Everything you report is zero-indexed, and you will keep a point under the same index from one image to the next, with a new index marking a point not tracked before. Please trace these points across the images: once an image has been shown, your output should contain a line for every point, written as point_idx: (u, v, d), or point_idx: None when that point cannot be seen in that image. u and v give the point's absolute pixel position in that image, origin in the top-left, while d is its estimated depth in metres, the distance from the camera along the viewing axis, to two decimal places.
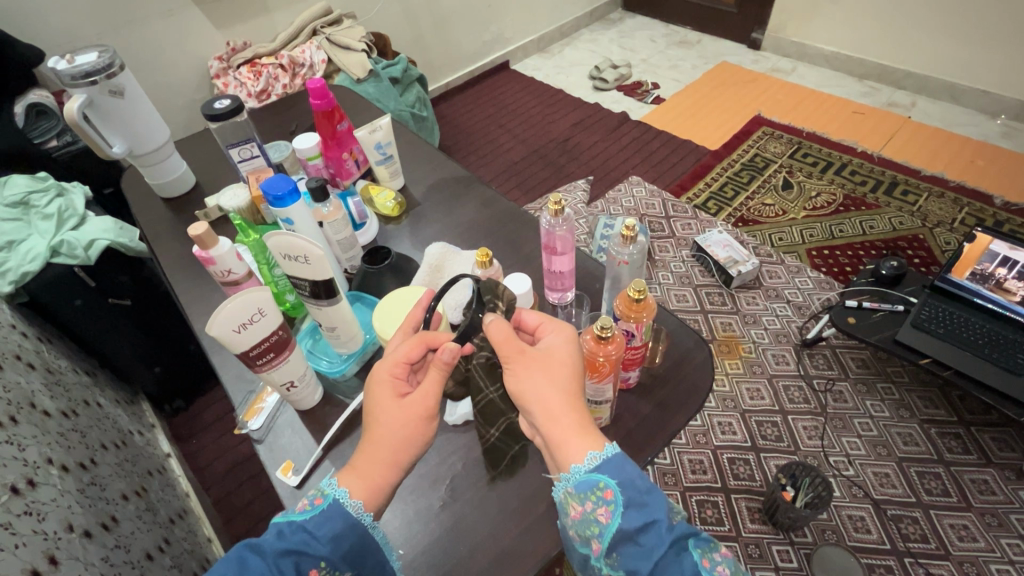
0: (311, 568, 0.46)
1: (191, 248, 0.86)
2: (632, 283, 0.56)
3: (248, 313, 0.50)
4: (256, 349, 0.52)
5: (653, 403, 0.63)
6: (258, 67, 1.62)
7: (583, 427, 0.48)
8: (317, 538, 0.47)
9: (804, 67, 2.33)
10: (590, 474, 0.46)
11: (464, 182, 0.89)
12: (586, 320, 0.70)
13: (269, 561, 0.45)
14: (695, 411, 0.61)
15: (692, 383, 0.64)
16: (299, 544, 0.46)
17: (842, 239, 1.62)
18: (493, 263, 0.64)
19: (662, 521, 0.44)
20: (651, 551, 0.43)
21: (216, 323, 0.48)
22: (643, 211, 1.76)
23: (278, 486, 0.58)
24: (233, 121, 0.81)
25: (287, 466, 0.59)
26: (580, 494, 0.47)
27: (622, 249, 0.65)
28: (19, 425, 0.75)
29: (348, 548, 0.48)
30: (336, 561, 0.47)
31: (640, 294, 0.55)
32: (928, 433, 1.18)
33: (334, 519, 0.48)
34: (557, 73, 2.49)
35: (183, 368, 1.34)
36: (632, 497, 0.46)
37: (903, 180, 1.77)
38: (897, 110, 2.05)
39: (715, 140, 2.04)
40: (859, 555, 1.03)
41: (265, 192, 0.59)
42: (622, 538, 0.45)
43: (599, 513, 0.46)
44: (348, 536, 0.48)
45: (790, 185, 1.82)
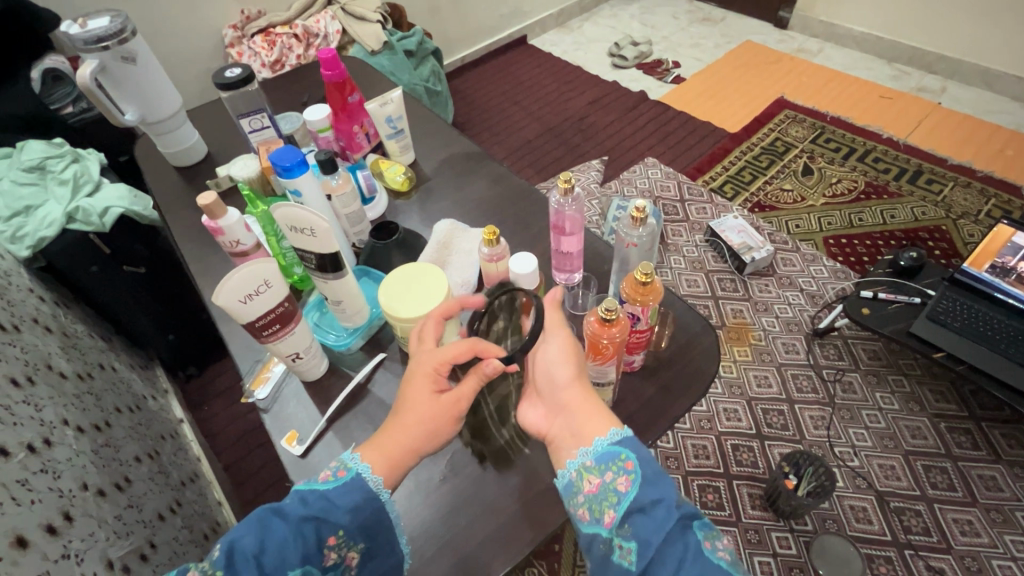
0: (329, 535, 0.47)
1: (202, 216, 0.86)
2: (640, 265, 0.54)
3: (254, 284, 0.50)
4: (262, 320, 0.52)
5: (656, 386, 0.62)
6: (273, 37, 1.61)
7: (605, 409, 0.53)
8: (338, 506, 0.49)
9: (832, 49, 2.25)
10: (612, 448, 0.49)
11: (475, 158, 0.87)
12: (593, 302, 0.67)
13: (289, 521, 0.46)
14: (698, 396, 0.60)
15: (697, 368, 0.63)
16: (321, 511, 0.48)
17: (861, 227, 1.59)
18: (500, 242, 0.61)
19: (672, 495, 0.46)
20: (663, 520, 0.44)
21: (223, 293, 0.48)
22: (658, 193, 1.73)
23: (282, 454, 0.59)
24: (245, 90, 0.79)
25: (292, 436, 0.59)
26: (600, 466, 0.49)
27: (632, 231, 0.64)
28: (35, 386, 0.77)
29: (365, 520, 0.49)
30: (352, 531, 0.48)
31: (647, 277, 0.53)
32: (937, 428, 1.17)
33: (355, 490, 0.50)
34: (576, 50, 2.44)
35: (196, 336, 1.36)
36: (649, 472, 0.48)
37: (929, 169, 1.72)
38: (926, 96, 1.98)
39: (735, 122, 1.99)
40: (859, 545, 1.03)
41: (273, 163, 0.58)
42: (635, 508, 0.46)
43: (618, 483, 0.48)
44: (366, 508, 0.50)
45: (810, 171, 1.77)
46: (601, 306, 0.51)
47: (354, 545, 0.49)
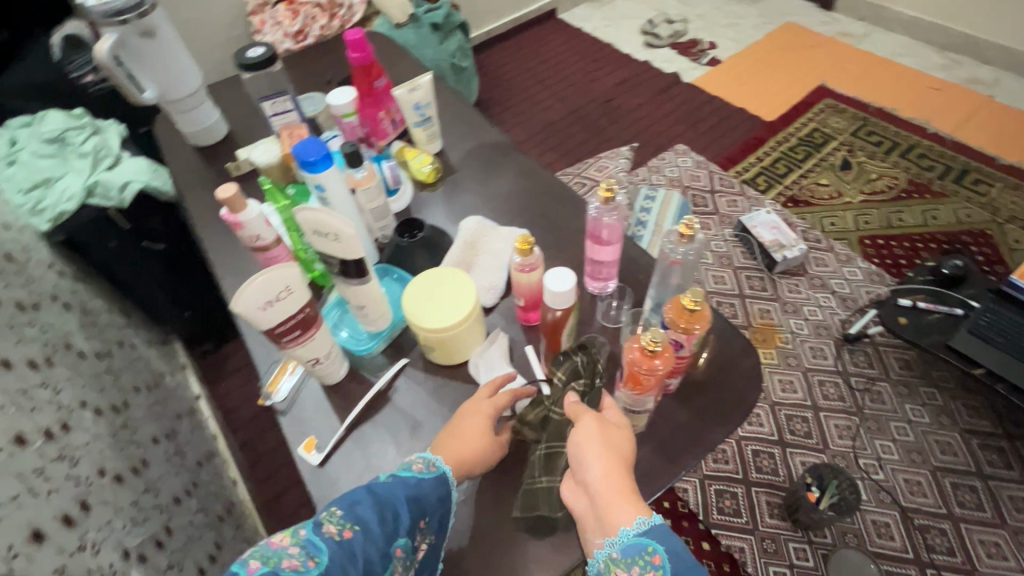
0: (421, 516, 0.48)
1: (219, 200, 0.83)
2: (688, 288, 0.49)
3: (275, 290, 0.48)
4: (282, 326, 0.50)
5: (691, 411, 0.58)
6: (295, 5, 1.56)
7: (634, 492, 0.47)
8: (428, 497, 0.49)
9: (879, 34, 2.12)
10: (638, 540, 0.45)
11: (504, 150, 0.82)
12: (627, 316, 0.64)
13: (395, 496, 0.47)
14: (735, 424, 0.57)
15: (734, 393, 0.59)
16: (418, 491, 0.49)
17: (900, 228, 1.52)
18: (535, 252, 0.54)
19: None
20: None
21: (241, 300, 0.46)
22: (687, 182, 1.66)
23: (299, 462, 0.57)
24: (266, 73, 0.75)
25: (310, 443, 0.58)
26: (625, 559, 0.44)
27: (677, 246, 0.57)
28: (53, 367, 0.76)
29: (442, 514, 0.51)
30: (434, 516, 0.49)
31: (695, 304, 0.48)
32: (968, 444, 1.13)
33: (441, 486, 0.50)
34: (606, 25, 2.33)
35: (213, 312, 1.36)
36: (680, 567, 0.43)
37: (976, 168, 1.63)
38: (978, 88, 1.86)
39: (771, 110, 1.89)
40: (879, 561, 1.00)
41: (296, 156, 0.55)
42: None
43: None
44: (443, 505, 0.51)
45: (849, 165, 1.69)
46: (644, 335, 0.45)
47: (428, 534, 0.50)
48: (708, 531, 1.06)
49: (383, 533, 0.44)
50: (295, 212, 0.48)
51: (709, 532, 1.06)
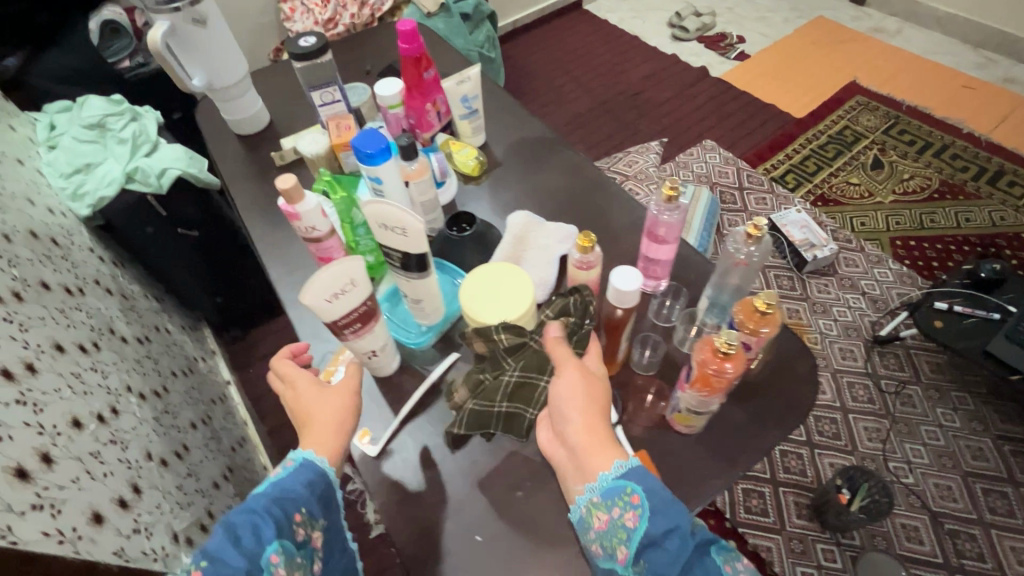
0: (295, 512, 0.49)
1: (259, 188, 0.83)
2: (758, 291, 0.46)
3: (339, 283, 0.48)
4: (345, 319, 0.51)
5: (746, 413, 0.57)
6: None
7: (611, 439, 0.50)
8: (294, 486, 0.50)
9: (913, 30, 2.07)
10: (616, 481, 0.47)
11: (547, 144, 0.82)
12: (680, 316, 0.63)
13: (256, 508, 0.47)
14: (791, 427, 0.56)
15: (793, 396, 0.58)
16: (280, 491, 0.49)
17: (932, 230, 1.49)
18: (595, 249, 0.54)
19: (684, 523, 0.44)
20: (676, 555, 0.42)
21: (310, 295, 0.46)
22: (715, 179, 1.65)
23: (355, 452, 0.60)
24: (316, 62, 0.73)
25: (365, 434, 0.61)
26: (607, 502, 0.47)
27: (744, 247, 0.57)
28: (100, 351, 0.77)
29: (321, 493, 0.52)
30: (313, 506, 0.51)
31: (769, 307, 0.45)
32: (1000, 451, 1.11)
33: (306, 472, 0.52)
34: (633, 17, 2.30)
35: (241, 300, 1.37)
36: (658, 504, 0.45)
37: (1011, 170, 1.60)
38: (1015, 88, 1.82)
39: (801, 106, 1.86)
40: (908, 564, 1.00)
41: (356, 149, 0.56)
42: (647, 543, 0.44)
43: (627, 518, 0.45)
44: (318, 484, 0.52)
45: (881, 164, 1.67)
46: (720, 334, 0.42)
47: (315, 523, 0.51)
48: (735, 531, 1.06)
49: (245, 554, 0.44)
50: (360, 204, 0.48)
51: (737, 531, 1.06)
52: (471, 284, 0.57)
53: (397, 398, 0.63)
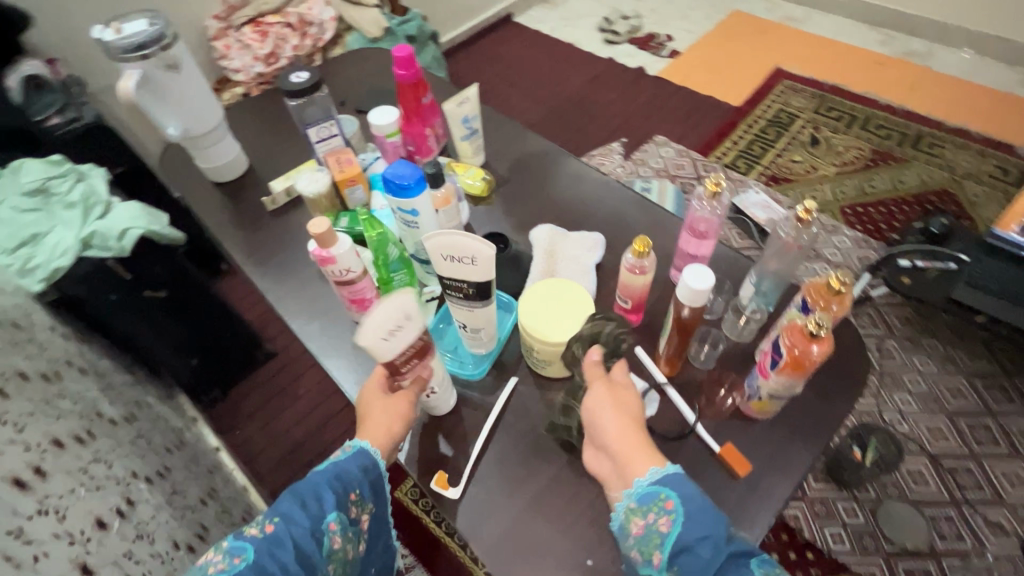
0: (351, 489, 0.52)
1: (252, 235, 0.78)
2: (833, 269, 0.48)
3: (394, 320, 0.45)
4: (401, 357, 0.49)
5: (813, 389, 0.59)
6: (264, 27, 1.51)
7: (648, 445, 0.49)
8: (350, 472, 0.52)
9: (819, 16, 2.26)
10: (651, 488, 0.46)
11: (548, 157, 0.82)
12: (723, 306, 0.66)
13: (321, 480, 0.50)
14: (857, 396, 0.58)
15: (849, 368, 0.61)
16: (340, 468, 0.52)
17: (874, 195, 1.62)
18: (648, 254, 0.54)
19: (720, 532, 0.43)
20: (709, 561, 0.41)
21: (370, 332, 0.44)
22: (674, 171, 1.71)
23: (435, 498, 0.56)
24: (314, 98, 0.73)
25: (441, 479, 0.57)
26: (642, 507, 0.46)
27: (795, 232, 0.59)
28: (96, 439, 0.69)
29: (372, 481, 0.54)
30: (368, 488, 0.53)
31: (843, 285, 0.47)
32: (974, 387, 1.21)
33: (358, 458, 0.53)
34: (564, 25, 2.36)
35: (217, 358, 1.27)
36: (694, 510, 0.44)
37: (928, 133, 1.76)
38: (915, 60, 2.01)
39: (736, 94, 1.98)
40: (921, 507, 1.06)
41: (389, 182, 0.55)
42: (681, 549, 0.43)
43: (661, 523, 0.45)
44: (372, 472, 0.54)
45: (817, 141, 1.79)
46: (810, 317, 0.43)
47: (366, 505, 0.54)
48: None
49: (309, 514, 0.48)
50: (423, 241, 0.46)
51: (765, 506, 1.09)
52: (532, 305, 0.58)
53: (460, 433, 0.60)
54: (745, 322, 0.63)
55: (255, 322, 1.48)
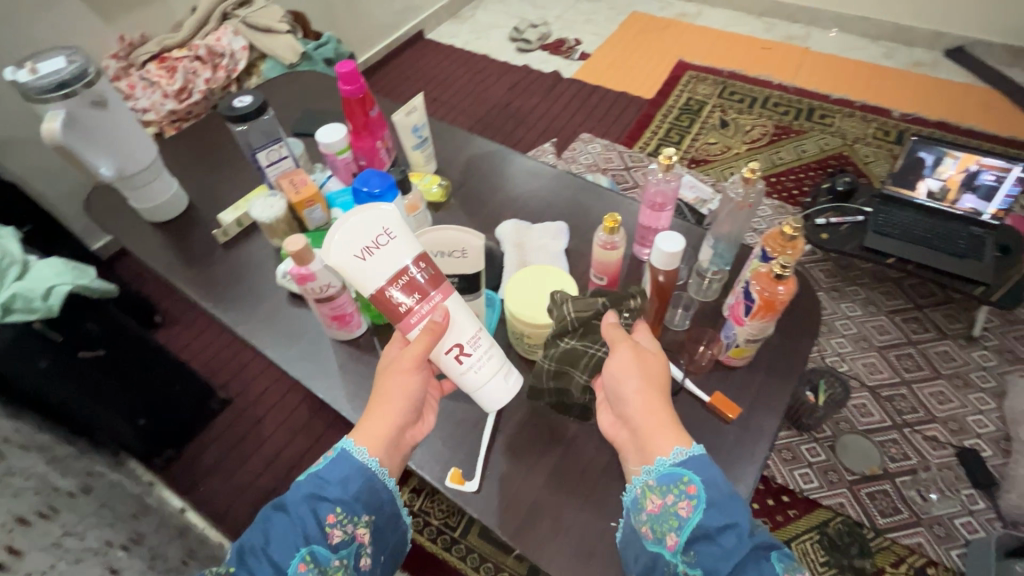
0: (327, 513, 0.50)
1: (226, 277, 0.79)
2: (784, 219, 0.55)
3: (374, 235, 0.52)
4: (389, 287, 0.52)
5: (779, 333, 0.67)
6: (169, 62, 1.44)
7: (676, 424, 0.51)
8: (330, 482, 0.51)
9: (708, 11, 2.44)
10: (672, 471, 0.49)
11: (502, 162, 0.87)
12: (687, 272, 0.74)
13: (292, 510, 0.49)
14: (815, 333, 0.67)
15: (805, 309, 0.69)
16: (318, 482, 0.51)
17: (783, 165, 1.78)
18: (616, 230, 0.61)
19: (743, 523, 0.45)
20: (732, 550, 0.44)
21: (336, 244, 0.51)
22: (603, 165, 1.79)
23: (454, 494, 0.62)
24: (260, 122, 0.73)
25: (457, 475, 0.62)
26: (662, 487, 0.49)
27: (747, 190, 0.67)
28: (60, 512, 0.63)
29: (357, 492, 0.51)
30: (349, 504, 0.51)
31: (796, 229, 0.54)
32: (895, 322, 1.35)
33: (342, 465, 0.52)
34: (476, 38, 2.41)
35: (169, 414, 1.19)
36: (715, 499, 0.47)
37: (818, 106, 1.96)
38: (796, 43, 2.23)
39: (648, 88, 2.11)
40: (871, 434, 1.18)
41: (363, 191, 0.59)
42: (701, 535, 0.46)
43: (680, 507, 0.48)
44: (356, 479, 0.52)
45: (726, 123, 1.94)
46: (774, 261, 0.50)
47: (358, 519, 0.51)
48: None
49: (277, 550, 0.48)
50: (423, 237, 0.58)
51: None
52: (521, 288, 0.63)
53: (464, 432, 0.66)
54: (709, 283, 0.70)
55: (203, 370, 1.39)
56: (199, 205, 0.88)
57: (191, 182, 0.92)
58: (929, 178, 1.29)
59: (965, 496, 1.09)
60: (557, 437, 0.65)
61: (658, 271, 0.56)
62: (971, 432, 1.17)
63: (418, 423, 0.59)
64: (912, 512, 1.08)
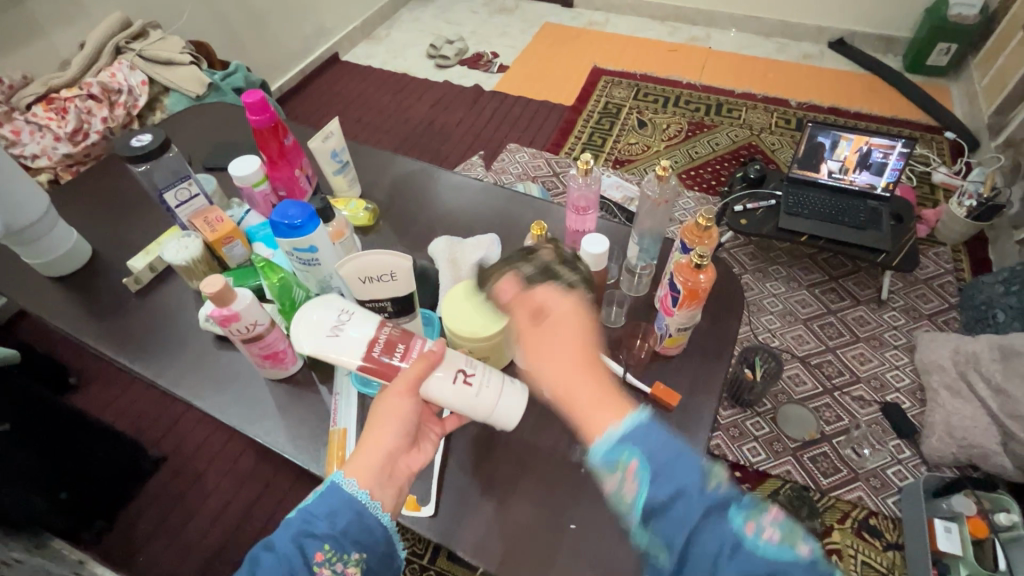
0: (315, 551, 0.47)
1: (144, 327, 0.74)
2: (698, 211, 0.58)
3: (334, 317, 0.57)
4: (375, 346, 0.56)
5: (708, 317, 0.71)
6: (57, 103, 1.34)
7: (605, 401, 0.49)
8: (317, 518, 0.48)
9: (616, 18, 2.55)
10: (611, 449, 0.47)
11: (428, 180, 0.87)
12: (618, 269, 0.77)
13: (277, 547, 0.47)
14: (740, 314, 0.71)
15: (728, 292, 0.73)
16: (307, 515, 0.49)
17: (700, 158, 1.88)
18: (544, 237, 0.62)
19: (693, 488, 0.44)
20: (682, 520, 0.43)
21: (306, 336, 0.56)
22: (532, 172, 1.83)
23: (411, 522, 0.60)
24: (165, 160, 0.69)
25: (412, 502, 0.61)
26: (608, 470, 0.47)
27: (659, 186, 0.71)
28: None
29: (347, 527, 0.49)
30: (339, 540, 0.48)
31: (709, 220, 0.57)
32: (815, 294, 1.45)
33: (331, 497, 0.49)
34: (393, 57, 2.40)
35: (97, 482, 1.08)
36: (659, 469, 0.45)
37: (725, 100, 2.08)
38: (699, 43, 2.37)
39: (567, 96, 2.17)
40: (805, 402, 1.26)
41: (282, 223, 0.57)
42: (653, 510, 0.44)
43: (627, 487, 0.46)
44: (346, 513, 0.49)
45: (644, 123, 2.03)
46: (692, 252, 0.53)
47: (347, 557, 0.48)
48: None
49: None
50: (346, 266, 0.57)
51: None
52: (460, 304, 0.63)
53: None
54: (640, 278, 0.73)
55: (130, 430, 1.29)
56: (106, 254, 0.82)
57: (93, 230, 0.86)
58: (829, 161, 1.38)
59: (892, 447, 1.18)
60: (509, 447, 0.65)
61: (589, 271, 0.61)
62: (891, 387, 1.27)
63: (415, 451, 0.57)
64: (850, 469, 1.15)
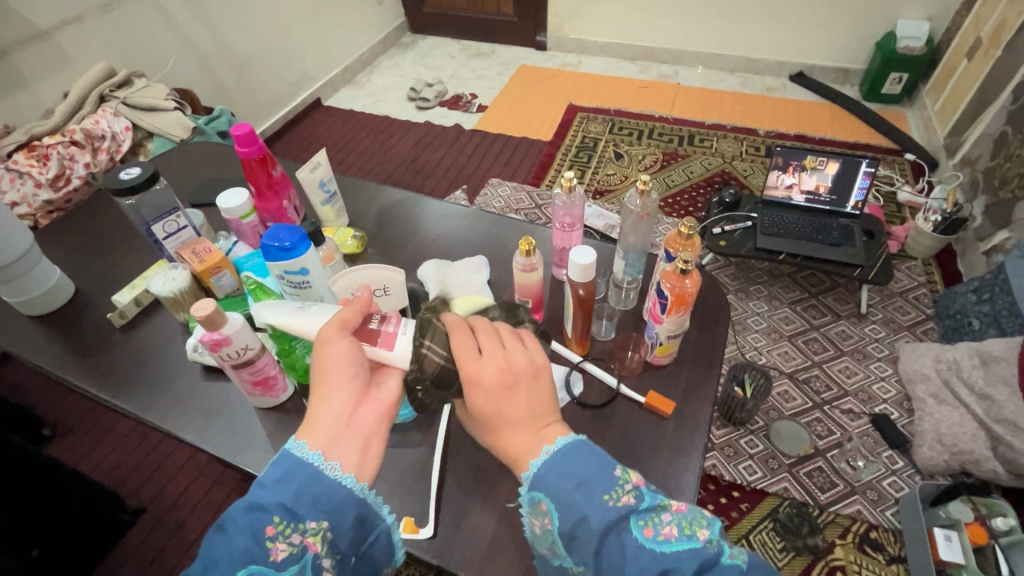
0: (265, 525, 0.43)
1: (131, 362, 0.72)
2: (680, 221, 0.60)
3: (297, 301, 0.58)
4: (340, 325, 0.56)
5: (696, 327, 0.72)
6: (40, 150, 1.35)
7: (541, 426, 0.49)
8: (264, 489, 0.44)
9: (588, 59, 2.67)
10: (531, 492, 0.47)
11: (415, 207, 0.88)
12: (605, 285, 0.78)
13: (226, 530, 0.43)
14: (727, 323, 0.72)
15: (714, 303, 0.75)
16: (257, 488, 0.45)
17: (676, 186, 1.94)
18: (533, 252, 0.63)
19: (594, 511, 0.43)
20: (587, 542, 0.42)
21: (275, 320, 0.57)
22: (515, 205, 1.87)
23: (409, 545, 0.59)
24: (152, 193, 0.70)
25: (409, 523, 0.60)
26: (531, 511, 0.47)
27: (641, 202, 0.73)
28: None
29: (300, 494, 0.44)
30: (292, 509, 0.43)
31: (692, 228, 0.59)
32: (797, 311, 1.48)
33: (280, 465, 0.45)
34: (375, 101, 2.46)
35: (71, 537, 1.02)
36: (563, 499, 0.44)
37: (697, 132, 2.17)
38: (669, 80, 2.49)
39: (545, 132, 2.24)
40: (797, 417, 1.26)
41: (274, 245, 0.58)
42: (568, 539, 0.44)
43: (547, 523, 0.45)
44: (296, 479, 0.45)
45: (621, 155, 2.10)
46: (678, 257, 0.55)
47: (304, 526, 0.43)
48: None
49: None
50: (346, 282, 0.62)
51: None
52: None
53: (413, 481, 0.63)
54: (626, 292, 0.75)
55: (107, 481, 1.23)
56: (89, 291, 0.81)
57: (76, 268, 0.85)
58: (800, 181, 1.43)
59: (886, 458, 1.19)
60: (505, 464, 0.64)
61: (576, 285, 0.59)
62: (879, 399, 1.29)
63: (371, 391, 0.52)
64: (846, 483, 1.15)
